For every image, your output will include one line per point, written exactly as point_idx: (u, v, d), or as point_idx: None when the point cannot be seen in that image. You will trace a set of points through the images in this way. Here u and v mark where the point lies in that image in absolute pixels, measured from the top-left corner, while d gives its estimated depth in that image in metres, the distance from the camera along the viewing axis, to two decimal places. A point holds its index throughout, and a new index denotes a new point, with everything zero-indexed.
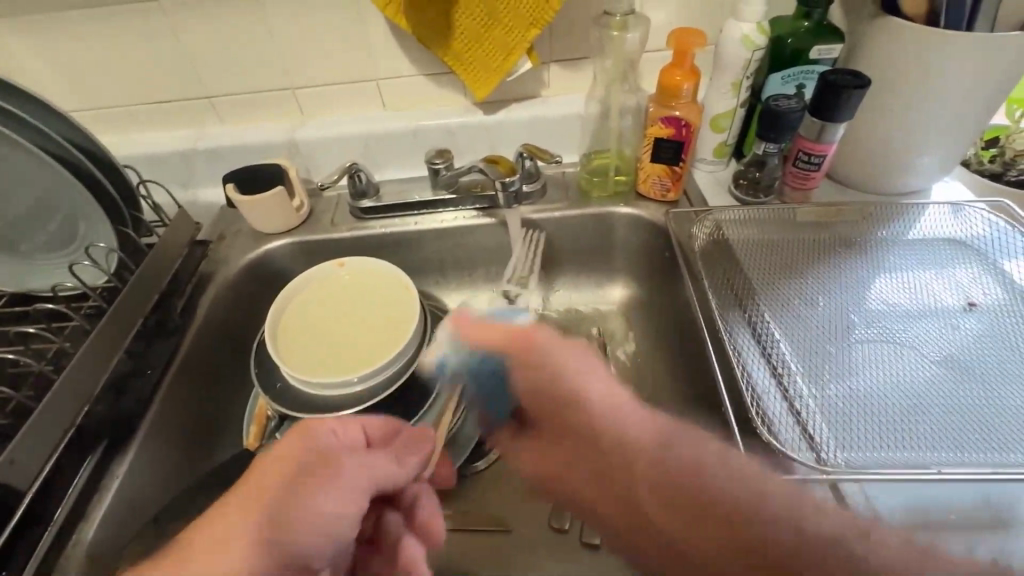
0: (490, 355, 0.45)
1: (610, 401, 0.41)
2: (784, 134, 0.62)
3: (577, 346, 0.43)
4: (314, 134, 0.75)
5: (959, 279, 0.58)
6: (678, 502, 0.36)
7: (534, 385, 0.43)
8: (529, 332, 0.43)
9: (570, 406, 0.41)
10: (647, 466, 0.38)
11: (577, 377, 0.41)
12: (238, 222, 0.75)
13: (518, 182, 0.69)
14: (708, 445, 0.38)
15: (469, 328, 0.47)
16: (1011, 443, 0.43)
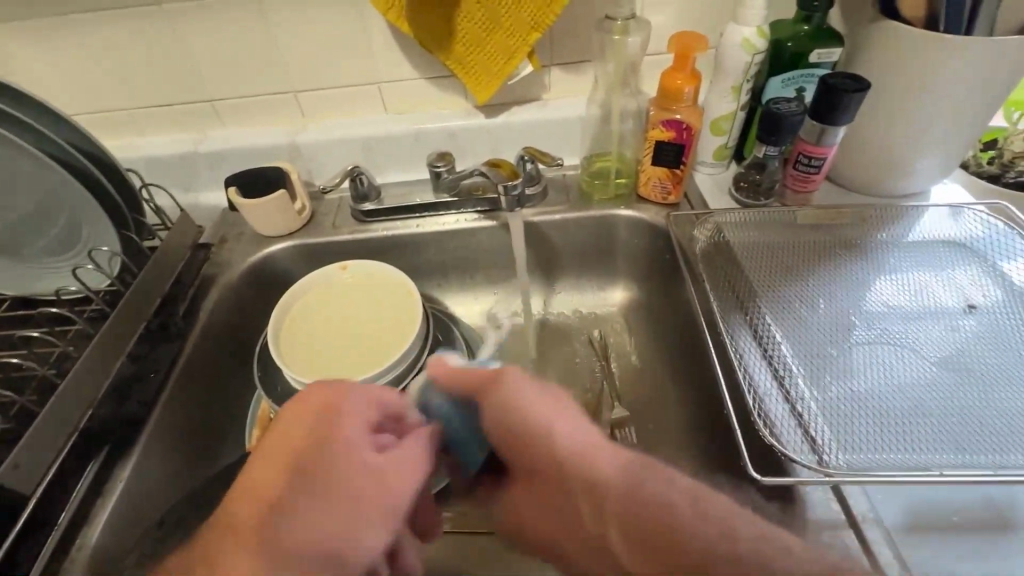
0: (459, 401, 0.46)
1: (564, 446, 0.40)
2: (785, 137, 0.62)
3: (551, 398, 0.42)
4: (316, 137, 0.76)
5: (959, 281, 0.58)
6: (648, 548, 0.36)
7: (501, 424, 0.42)
8: (505, 375, 0.43)
9: (537, 448, 0.41)
10: (613, 508, 0.37)
11: (544, 419, 0.41)
12: (240, 225, 0.75)
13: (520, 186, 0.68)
14: (675, 483, 0.37)
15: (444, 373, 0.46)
16: (1012, 445, 0.43)
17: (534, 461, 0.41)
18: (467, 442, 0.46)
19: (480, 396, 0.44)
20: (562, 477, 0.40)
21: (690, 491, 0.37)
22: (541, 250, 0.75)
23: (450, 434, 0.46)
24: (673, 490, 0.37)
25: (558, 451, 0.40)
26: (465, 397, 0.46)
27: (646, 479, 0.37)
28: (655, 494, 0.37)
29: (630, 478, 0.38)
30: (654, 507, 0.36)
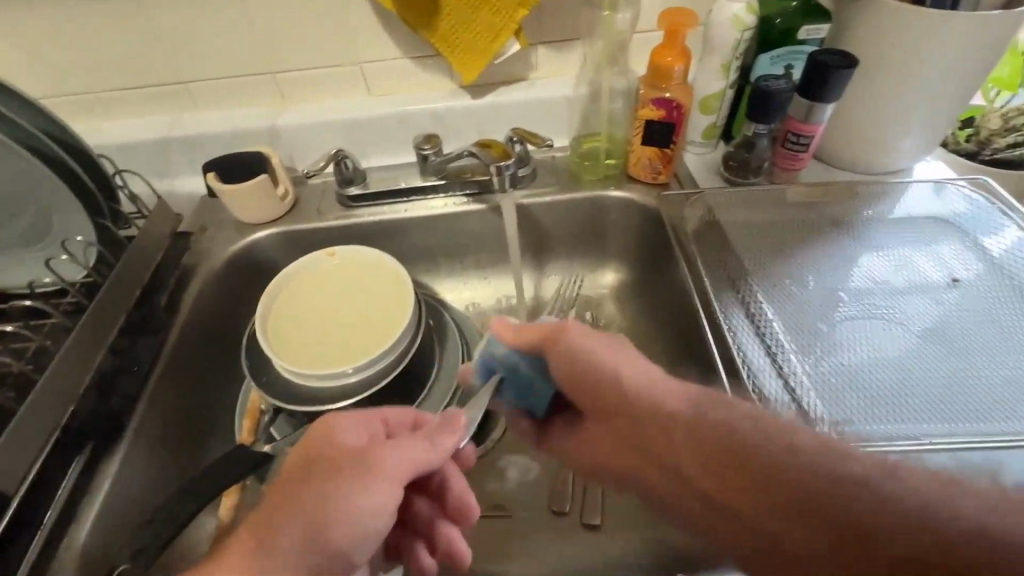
0: (529, 351, 0.48)
1: (634, 369, 0.42)
2: (774, 115, 0.63)
3: (603, 338, 0.44)
4: (297, 120, 0.74)
5: (944, 256, 0.59)
6: (716, 458, 0.36)
7: (569, 373, 0.43)
8: (562, 327, 0.45)
9: (605, 380, 0.42)
10: (684, 437, 0.38)
11: (607, 359, 0.42)
12: (221, 213, 0.73)
13: (514, 166, 0.68)
14: (735, 408, 0.38)
15: (509, 332, 0.49)
16: (996, 413, 0.45)
17: (605, 396, 0.41)
18: (534, 383, 0.48)
19: (545, 341, 0.45)
20: (632, 405, 0.40)
21: (757, 421, 0.36)
22: (532, 232, 0.74)
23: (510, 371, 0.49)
24: (753, 419, 0.37)
25: (638, 377, 0.41)
26: (531, 348, 0.47)
27: (715, 407, 0.38)
28: (723, 421, 0.37)
29: (696, 410, 0.39)
30: (727, 429, 0.36)
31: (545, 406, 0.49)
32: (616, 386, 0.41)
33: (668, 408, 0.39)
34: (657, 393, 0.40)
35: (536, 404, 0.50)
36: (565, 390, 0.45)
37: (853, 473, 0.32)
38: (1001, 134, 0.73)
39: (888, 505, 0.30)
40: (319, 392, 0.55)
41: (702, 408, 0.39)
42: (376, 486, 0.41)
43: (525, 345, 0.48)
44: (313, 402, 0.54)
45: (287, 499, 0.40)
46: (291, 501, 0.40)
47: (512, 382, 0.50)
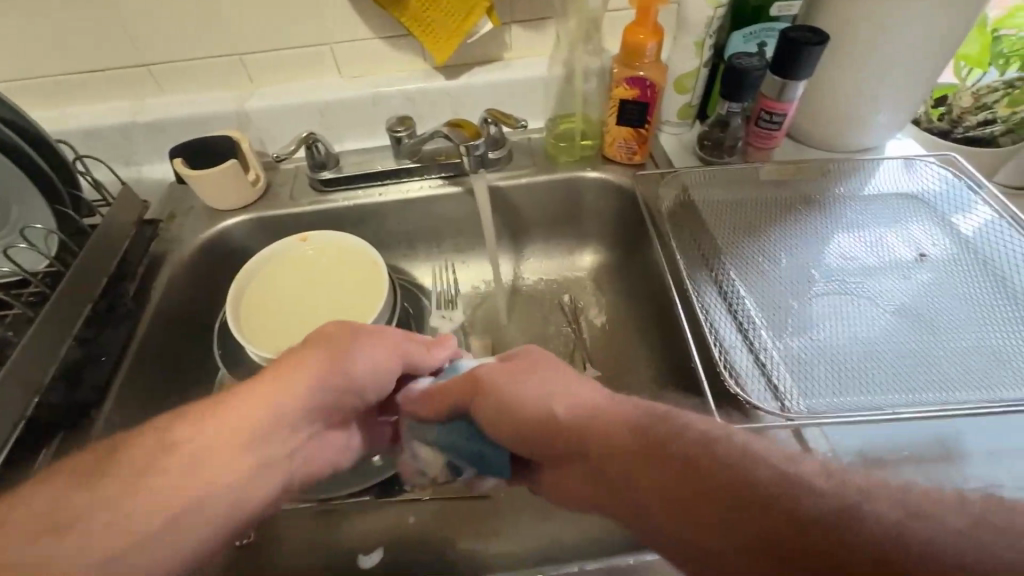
0: (452, 407, 0.46)
1: (568, 401, 0.40)
2: (747, 93, 0.63)
3: (526, 370, 0.44)
4: (265, 103, 0.72)
5: (912, 232, 0.60)
6: (666, 486, 0.32)
7: (498, 422, 0.42)
8: (477, 376, 0.45)
9: (539, 430, 0.40)
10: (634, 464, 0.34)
11: (539, 395, 0.41)
12: (190, 199, 0.71)
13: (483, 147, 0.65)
14: (688, 428, 0.34)
15: (420, 402, 0.48)
16: (957, 382, 0.46)
17: (550, 436, 0.39)
18: (481, 449, 0.44)
19: (472, 401, 0.45)
20: (573, 437, 0.38)
21: (703, 437, 0.33)
22: (508, 215, 0.74)
23: (453, 451, 0.46)
24: (688, 429, 0.34)
25: (580, 406, 0.39)
26: (452, 402, 0.46)
27: (658, 424, 0.35)
28: (669, 442, 0.34)
29: (643, 433, 0.35)
30: (674, 452, 0.33)
31: (506, 468, 0.44)
32: (544, 419, 0.40)
33: (611, 433, 0.36)
34: (600, 416, 0.38)
35: (496, 471, 0.45)
36: (509, 444, 0.42)
37: (810, 488, 0.29)
38: (973, 111, 0.74)
39: (848, 534, 0.27)
40: None
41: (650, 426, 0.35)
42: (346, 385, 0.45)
43: (445, 404, 0.46)
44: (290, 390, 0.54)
45: (258, 395, 0.40)
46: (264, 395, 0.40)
47: (455, 451, 0.46)
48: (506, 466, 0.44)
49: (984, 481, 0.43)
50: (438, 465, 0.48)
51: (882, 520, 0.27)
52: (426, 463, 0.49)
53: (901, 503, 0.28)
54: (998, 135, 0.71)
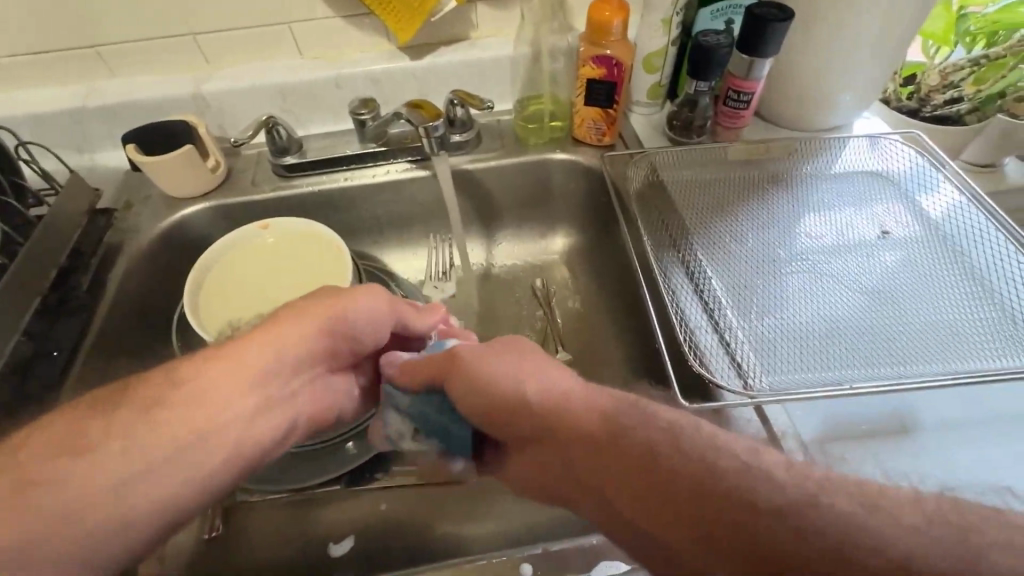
0: (427, 386, 0.45)
1: (542, 387, 0.39)
2: (714, 71, 0.62)
3: (509, 351, 0.42)
4: (223, 86, 0.69)
5: (876, 211, 0.61)
6: (628, 474, 0.33)
7: (473, 403, 0.41)
8: (457, 355, 0.43)
9: (510, 413, 0.39)
10: (602, 461, 0.34)
11: (513, 374, 0.40)
12: (147, 187, 0.69)
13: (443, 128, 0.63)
14: (653, 420, 0.35)
15: (405, 370, 0.47)
16: (915, 357, 0.47)
17: (522, 421, 0.38)
18: (447, 424, 0.45)
19: (443, 378, 0.44)
20: (542, 425, 0.38)
21: (668, 428, 0.34)
22: (478, 199, 0.73)
23: (421, 421, 0.46)
24: (655, 419, 0.35)
25: (553, 391, 0.38)
26: (429, 379, 0.45)
27: (626, 414, 0.35)
28: (634, 431, 0.34)
29: (608, 424, 0.35)
30: (634, 444, 0.34)
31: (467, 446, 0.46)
32: (514, 399, 0.39)
33: (580, 421, 0.36)
34: (573, 407, 0.37)
35: (459, 447, 0.46)
36: (479, 425, 0.42)
37: (776, 482, 0.30)
38: (940, 90, 0.75)
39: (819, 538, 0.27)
40: None
41: (617, 417, 0.35)
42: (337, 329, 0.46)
43: (420, 380, 0.45)
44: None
45: (256, 338, 0.42)
46: (260, 339, 0.42)
47: (427, 427, 0.46)
48: (471, 445, 0.45)
49: (938, 452, 0.44)
50: (401, 432, 0.49)
51: (839, 511, 0.28)
52: (393, 430, 0.49)
53: (870, 499, 0.28)
54: (964, 114, 0.72)
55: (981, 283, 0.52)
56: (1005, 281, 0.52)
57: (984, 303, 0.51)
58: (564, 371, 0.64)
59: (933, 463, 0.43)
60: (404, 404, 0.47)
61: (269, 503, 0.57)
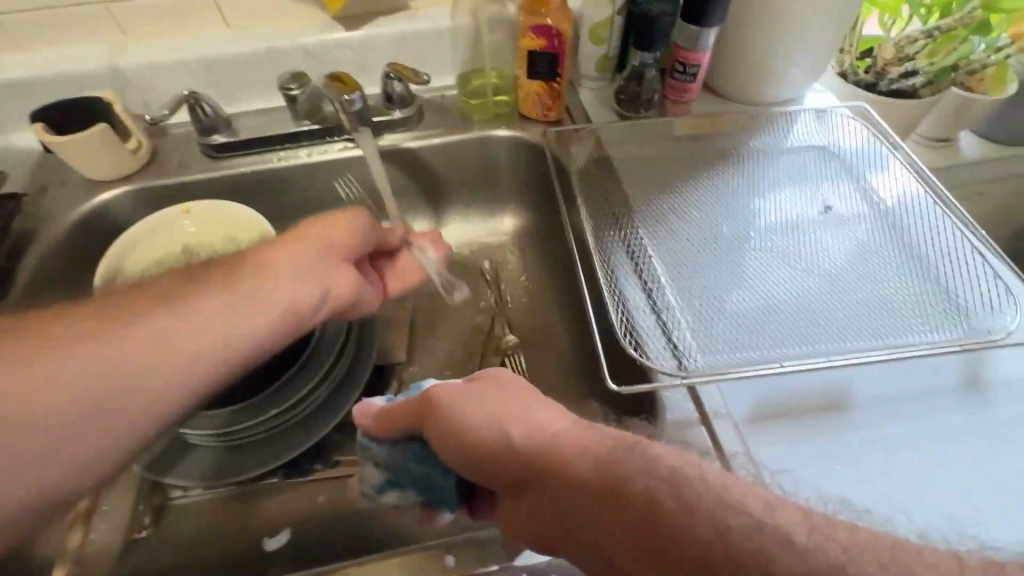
0: (406, 435, 0.42)
1: (528, 427, 0.37)
2: (659, 42, 0.61)
3: (489, 392, 0.40)
4: (141, 60, 0.64)
5: (820, 186, 0.60)
6: (628, 529, 0.31)
7: (457, 453, 0.38)
8: (431, 401, 0.40)
9: (501, 462, 0.36)
10: (598, 511, 0.32)
11: (498, 421, 0.37)
12: (62, 171, 0.64)
13: (359, 94, 0.58)
14: (653, 467, 0.32)
15: (376, 421, 0.43)
16: (848, 333, 0.47)
17: (511, 468, 0.36)
18: (430, 475, 0.41)
19: (424, 426, 0.40)
20: (529, 471, 0.35)
21: (671, 478, 0.32)
22: (423, 179, 0.70)
23: (397, 474, 0.43)
24: (656, 464, 0.32)
25: (540, 433, 0.36)
26: (406, 430, 0.42)
27: (625, 460, 0.33)
28: (631, 478, 0.32)
29: (603, 470, 0.33)
30: (633, 495, 0.32)
31: (453, 498, 0.42)
32: (504, 449, 0.36)
33: (573, 465, 0.34)
34: (562, 451, 0.35)
35: (441, 501, 0.42)
36: (470, 476, 0.39)
37: (791, 544, 0.28)
38: (896, 63, 0.73)
39: None
40: None
41: (612, 462, 0.33)
42: (355, 237, 0.49)
43: (397, 431, 0.42)
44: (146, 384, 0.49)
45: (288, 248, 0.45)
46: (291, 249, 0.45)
47: (408, 480, 0.43)
48: (456, 496, 0.42)
49: (868, 426, 0.44)
50: (378, 486, 0.44)
51: (839, 564, 0.27)
52: (365, 476, 0.45)
53: (886, 557, 0.27)
54: (919, 87, 0.71)
55: (917, 257, 0.53)
56: (940, 255, 0.52)
57: (919, 277, 0.51)
58: (508, 355, 0.61)
59: (867, 442, 0.43)
60: (379, 455, 0.43)
61: (202, 502, 0.54)
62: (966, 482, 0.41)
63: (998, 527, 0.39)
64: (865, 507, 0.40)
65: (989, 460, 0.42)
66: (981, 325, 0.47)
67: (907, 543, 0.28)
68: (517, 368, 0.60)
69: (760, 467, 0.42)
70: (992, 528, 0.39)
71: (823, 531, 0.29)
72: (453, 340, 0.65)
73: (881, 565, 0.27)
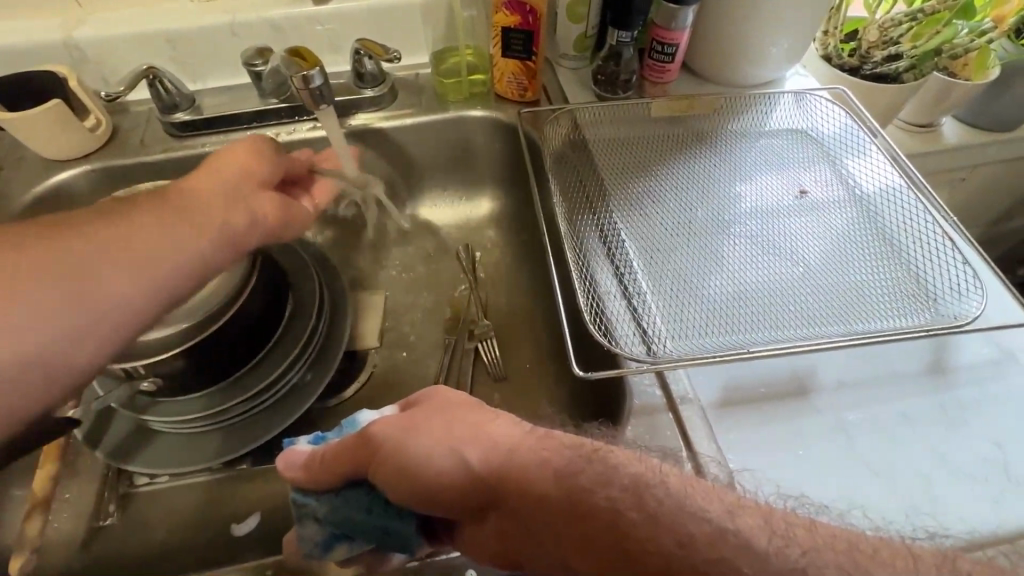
0: (349, 477, 0.39)
1: (482, 446, 0.36)
2: (638, 21, 0.59)
3: (432, 413, 0.38)
4: (98, 31, 0.61)
5: (797, 170, 0.59)
6: (589, 540, 0.32)
7: (406, 493, 0.37)
8: (369, 434, 0.38)
9: (457, 490, 0.36)
10: (559, 527, 0.33)
11: (449, 445, 0.37)
12: (19, 148, 0.62)
13: (320, 76, 0.54)
14: (614, 481, 0.33)
15: (310, 469, 0.40)
16: (817, 318, 0.47)
17: (472, 492, 0.36)
18: (383, 523, 0.39)
19: (367, 470, 0.38)
20: (495, 495, 0.35)
21: (633, 487, 0.33)
22: (399, 160, 0.69)
23: (345, 526, 0.39)
24: (617, 474, 0.33)
25: (495, 449, 0.36)
26: (348, 474, 0.39)
27: (584, 471, 0.34)
28: (597, 493, 0.33)
29: (566, 485, 0.33)
30: (596, 504, 0.32)
31: (413, 540, 0.39)
32: (463, 480, 0.36)
33: (532, 478, 0.34)
34: (521, 461, 0.35)
35: (399, 546, 0.40)
36: (423, 509, 0.37)
37: (749, 549, 0.30)
38: (880, 46, 0.71)
39: None
40: (145, 345, 0.46)
41: (575, 470, 0.34)
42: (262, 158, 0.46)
43: (338, 474, 0.39)
44: (105, 369, 0.46)
45: (200, 181, 0.41)
46: (203, 183, 0.41)
47: (361, 530, 0.39)
48: (415, 537, 0.39)
49: (832, 412, 0.44)
50: (323, 544, 0.40)
51: (799, 569, 0.29)
52: (305, 538, 0.40)
53: (841, 558, 0.29)
54: (902, 72, 0.70)
55: (890, 242, 0.52)
56: (912, 242, 0.52)
57: (890, 262, 0.51)
58: (483, 341, 0.60)
59: (833, 437, 0.43)
60: (321, 509, 0.39)
61: (167, 488, 0.53)
62: (927, 466, 0.42)
63: (944, 497, 0.40)
64: (823, 504, 0.40)
65: (950, 445, 0.43)
66: (948, 311, 0.47)
67: (861, 542, 0.30)
68: (492, 356, 0.59)
69: (722, 456, 0.42)
70: (952, 534, 0.38)
71: (782, 536, 0.31)
72: (426, 326, 0.64)
73: (838, 569, 0.29)
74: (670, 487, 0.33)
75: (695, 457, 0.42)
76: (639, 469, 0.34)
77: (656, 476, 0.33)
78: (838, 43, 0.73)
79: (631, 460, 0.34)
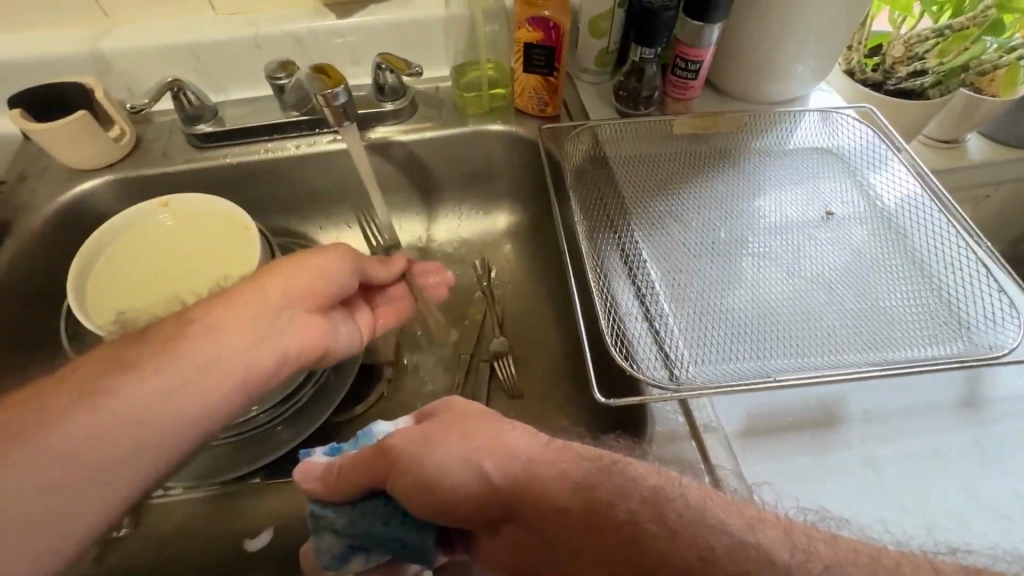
0: (366, 491, 0.39)
1: (498, 457, 0.35)
2: (662, 38, 0.58)
3: (448, 425, 0.38)
4: (124, 44, 0.62)
5: (822, 190, 0.58)
6: (606, 551, 0.31)
7: (423, 505, 0.36)
8: (386, 447, 0.37)
9: (473, 502, 0.35)
10: (575, 537, 0.32)
11: (465, 456, 0.36)
12: (44, 158, 0.62)
13: (343, 94, 0.54)
14: (632, 492, 0.32)
15: (326, 483, 0.39)
16: (845, 346, 0.45)
17: (488, 505, 0.35)
18: (400, 536, 0.38)
19: (384, 482, 0.37)
20: (511, 506, 0.34)
21: (652, 499, 0.32)
22: (416, 172, 0.68)
23: (362, 538, 0.39)
24: (634, 486, 0.32)
25: (512, 460, 0.35)
26: (364, 488, 0.38)
27: (602, 484, 0.33)
28: (616, 506, 0.32)
29: (583, 495, 0.33)
30: (614, 515, 0.32)
31: (431, 552, 0.39)
32: (479, 490, 0.35)
33: (549, 490, 0.33)
34: (539, 472, 0.34)
35: (417, 558, 0.39)
36: (440, 520, 0.36)
37: (770, 563, 0.29)
38: (905, 62, 0.70)
39: None
40: None
41: (593, 482, 0.33)
42: (325, 271, 0.45)
43: (354, 488, 0.39)
44: None
45: (253, 296, 0.41)
46: (253, 302, 0.41)
47: (378, 543, 0.39)
48: (432, 550, 0.39)
49: (861, 443, 0.43)
50: (341, 555, 0.40)
51: None
52: (323, 549, 0.40)
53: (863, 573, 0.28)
54: (928, 88, 0.68)
55: (920, 267, 0.51)
56: (943, 267, 0.51)
57: (920, 288, 0.49)
58: (497, 359, 0.60)
59: (861, 465, 0.42)
60: (338, 521, 0.39)
61: (181, 501, 0.53)
62: (958, 493, 0.40)
63: (978, 532, 0.39)
64: (844, 517, 0.39)
65: (983, 472, 0.41)
66: (982, 340, 0.45)
67: (883, 556, 0.29)
68: (507, 371, 0.59)
69: (744, 474, 0.41)
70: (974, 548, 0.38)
71: (804, 551, 0.29)
72: (441, 338, 0.63)
73: None
74: (688, 499, 0.32)
75: (716, 476, 0.41)
76: (657, 479, 0.33)
77: (672, 489, 0.32)
78: (861, 58, 0.71)
79: (651, 473, 0.33)
